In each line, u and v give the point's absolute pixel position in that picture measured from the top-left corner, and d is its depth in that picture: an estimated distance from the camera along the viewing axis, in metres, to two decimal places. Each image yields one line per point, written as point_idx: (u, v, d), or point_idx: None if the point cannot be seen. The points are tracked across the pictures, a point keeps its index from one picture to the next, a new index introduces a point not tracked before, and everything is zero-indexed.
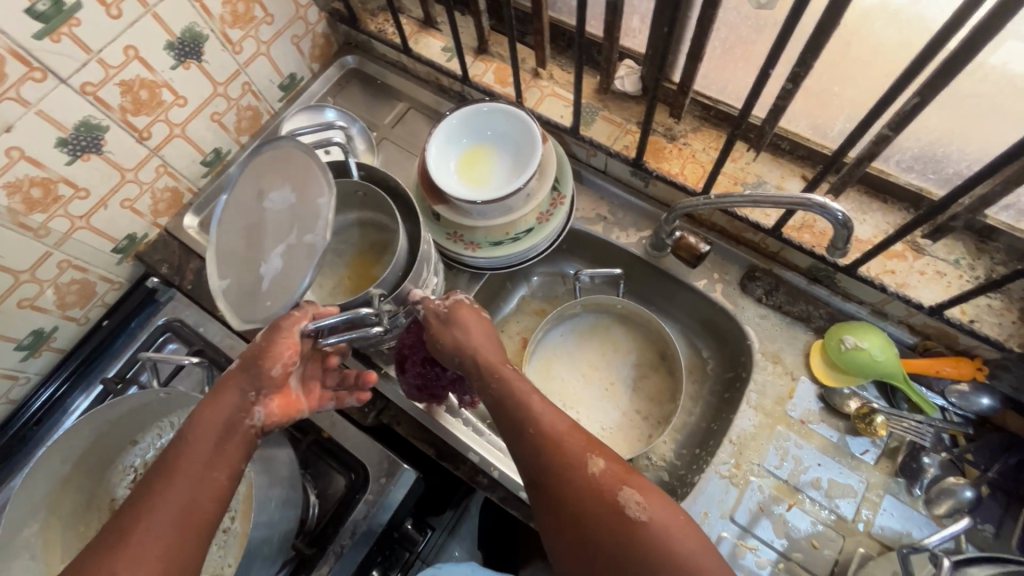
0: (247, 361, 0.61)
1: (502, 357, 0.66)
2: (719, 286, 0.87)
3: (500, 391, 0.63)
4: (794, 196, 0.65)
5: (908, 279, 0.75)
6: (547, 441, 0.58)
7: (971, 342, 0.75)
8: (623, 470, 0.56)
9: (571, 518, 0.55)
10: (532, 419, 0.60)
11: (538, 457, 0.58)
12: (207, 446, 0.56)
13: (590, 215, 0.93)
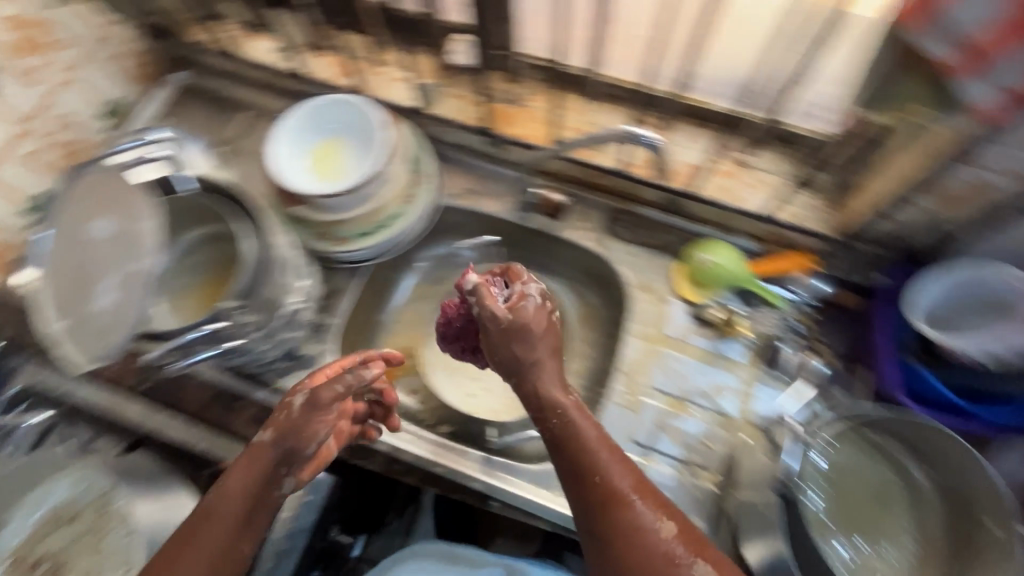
0: (279, 436, 0.62)
1: (564, 391, 0.64)
2: (589, 233, 0.92)
3: (561, 431, 0.61)
4: (612, 130, 0.78)
5: (740, 193, 0.85)
6: (614, 497, 0.57)
7: (803, 239, 0.85)
8: (694, 535, 0.56)
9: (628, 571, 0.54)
10: (606, 470, 0.58)
11: (605, 507, 0.57)
12: (230, 521, 0.57)
13: (459, 191, 0.95)
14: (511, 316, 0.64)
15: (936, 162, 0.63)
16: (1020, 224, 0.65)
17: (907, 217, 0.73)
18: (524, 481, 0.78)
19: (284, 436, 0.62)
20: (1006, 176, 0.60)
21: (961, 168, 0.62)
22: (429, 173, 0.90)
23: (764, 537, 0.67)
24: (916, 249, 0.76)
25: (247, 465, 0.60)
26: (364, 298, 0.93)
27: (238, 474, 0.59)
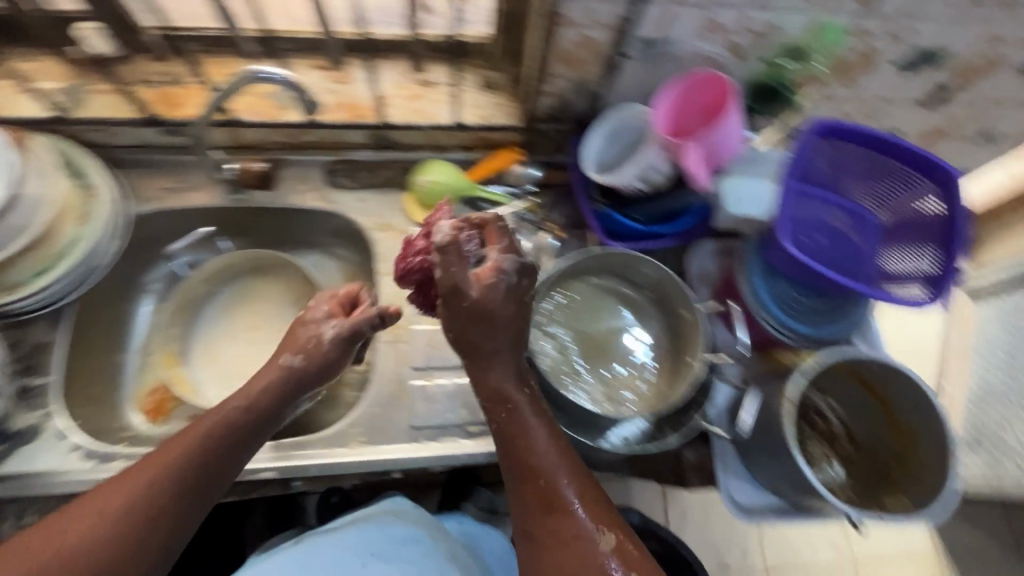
0: (211, 441, 0.60)
1: (530, 399, 0.64)
2: (312, 193, 0.90)
3: (517, 447, 0.61)
4: (238, 74, 0.67)
5: (431, 109, 0.88)
6: (551, 496, 0.58)
7: (501, 135, 0.92)
8: (640, 559, 0.56)
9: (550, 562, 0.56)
10: (545, 464, 0.60)
11: (543, 505, 0.58)
12: (175, 470, 0.57)
13: (157, 192, 0.87)
14: (476, 294, 0.61)
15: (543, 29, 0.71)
16: (628, 66, 0.76)
17: (558, 88, 0.82)
18: (309, 451, 0.76)
19: (243, 403, 0.64)
20: (595, 26, 0.70)
21: (561, 28, 0.70)
22: (103, 185, 0.80)
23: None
24: (583, 115, 0.87)
25: (269, 373, 0.67)
26: (81, 340, 0.82)
27: (270, 376, 0.67)
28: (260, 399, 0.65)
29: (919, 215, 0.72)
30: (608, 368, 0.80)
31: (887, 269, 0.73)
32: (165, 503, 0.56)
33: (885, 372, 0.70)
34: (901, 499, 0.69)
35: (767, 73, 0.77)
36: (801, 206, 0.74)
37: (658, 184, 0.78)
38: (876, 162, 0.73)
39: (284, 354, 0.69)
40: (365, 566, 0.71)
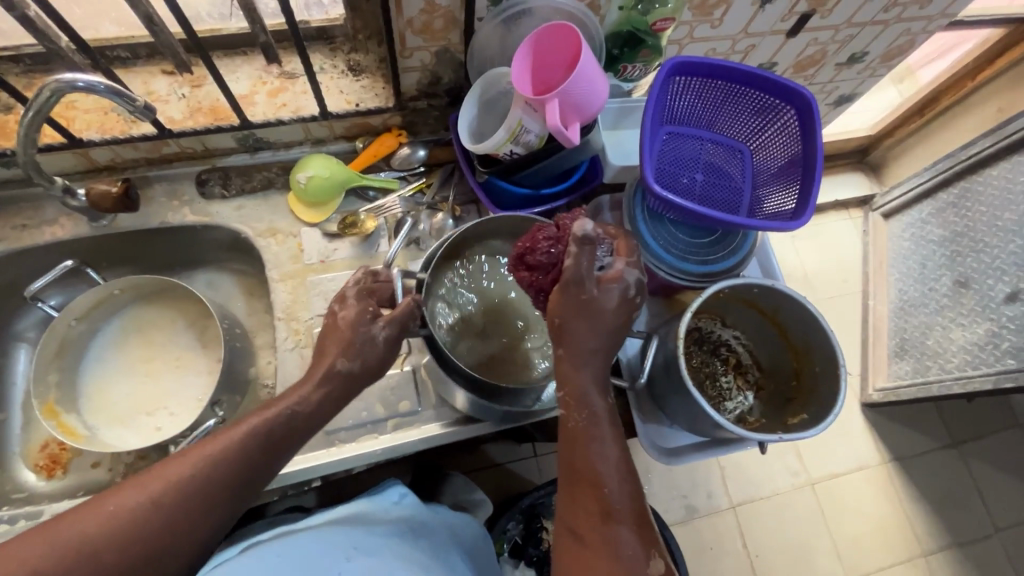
0: (239, 478, 0.53)
1: (615, 420, 0.57)
2: (186, 208, 0.85)
3: (590, 451, 0.54)
4: (44, 86, 0.60)
5: (298, 102, 0.84)
6: (606, 506, 0.52)
7: (378, 119, 0.88)
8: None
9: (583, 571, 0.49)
10: (597, 470, 0.53)
11: (591, 520, 0.51)
12: (204, 491, 0.51)
13: (8, 233, 0.80)
14: (597, 292, 0.57)
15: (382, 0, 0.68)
16: (481, 29, 0.74)
17: (421, 62, 0.79)
18: None
19: (298, 400, 0.57)
20: None
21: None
22: None
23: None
24: (455, 86, 0.85)
25: (320, 382, 0.58)
26: None
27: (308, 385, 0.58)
28: (312, 412, 0.58)
29: (786, 146, 0.74)
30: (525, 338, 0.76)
31: (763, 203, 0.76)
32: (179, 526, 0.49)
33: (769, 296, 0.72)
34: (801, 414, 0.72)
35: (622, 21, 0.77)
36: (673, 147, 0.76)
37: (533, 145, 0.75)
38: (741, 97, 0.74)
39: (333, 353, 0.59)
40: (350, 560, 0.58)
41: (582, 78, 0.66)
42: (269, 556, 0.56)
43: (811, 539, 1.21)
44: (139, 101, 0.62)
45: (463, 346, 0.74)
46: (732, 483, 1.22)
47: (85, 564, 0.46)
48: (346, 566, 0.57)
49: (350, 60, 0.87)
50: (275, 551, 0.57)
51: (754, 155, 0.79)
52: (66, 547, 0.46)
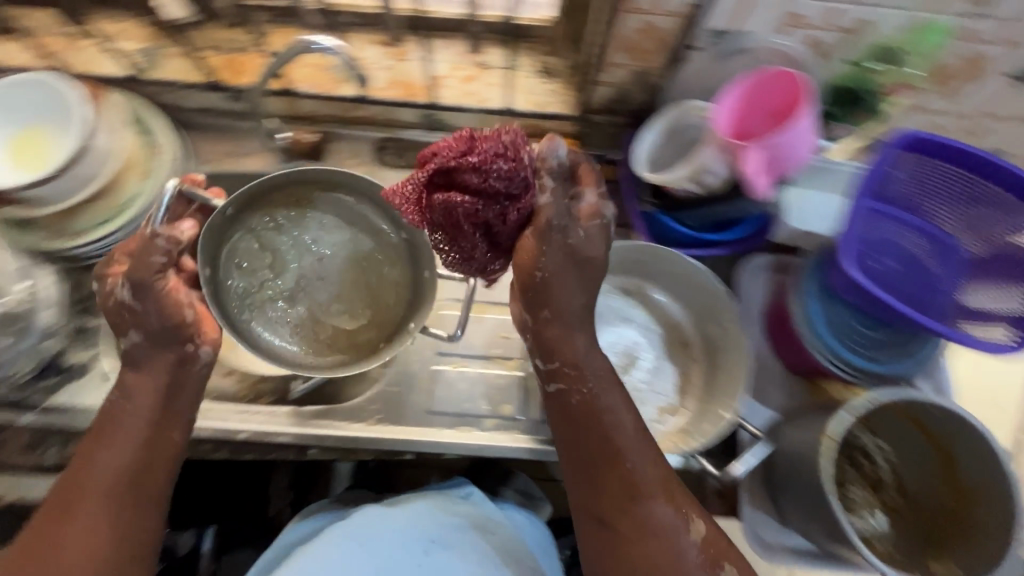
0: (104, 434, 0.61)
1: (609, 379, 0.63)
2: (361, 169, 0.91)
3: (597, 428, 0.61)
4: (292, 42, 0.67)
5: (486, 93, 0.87)
6: (630, 487, 0.58)
7: (553, 125, 0.89)
8: (714, 542, 0.58)
9: (625, 557, 0.58)
10: (625, 455, 0.60)
11: (617, 502, 0.59)
12: (120, 470, 0.59)
13: (217, 156, 0.91)
14: (580, 235, 0.60)
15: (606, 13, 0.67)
16: (692, 57, 0.71)
17: (617, 78, 0.78)
18: (331, 420, 0.77)
19: (119, 399, 0.62)
20: (661, 13, 0.66)
21: (626, 14, 0.66)
22: (168, 144, 0.83)
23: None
24: (642, 109, 0.83)
25: (153, 369, 0.63)
26: None
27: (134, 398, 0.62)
28: (150, 392, 0.63)
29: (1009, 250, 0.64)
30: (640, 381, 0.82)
31: (965, 304, 0.66)
32: (107, 480, 0.59)
33: (945, 421, 0.64)
34: (947, 562, 0.63)
35: (850, 76, 0.70)
36: (870, 224, 0.68)
37: (714, 189, 0.72)
38: (966, 186, 0.66)
39: (127, 327, 0.63)
40: (427, 556, 0.68)
41: (799, 134, 0.61)
42: (358, 542, 0.69)
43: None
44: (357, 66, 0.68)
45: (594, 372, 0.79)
46: None
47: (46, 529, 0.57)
48: (426, 561, 0.68)
49: (543, 62, 0.88)
50: (363, 541, 0.69)
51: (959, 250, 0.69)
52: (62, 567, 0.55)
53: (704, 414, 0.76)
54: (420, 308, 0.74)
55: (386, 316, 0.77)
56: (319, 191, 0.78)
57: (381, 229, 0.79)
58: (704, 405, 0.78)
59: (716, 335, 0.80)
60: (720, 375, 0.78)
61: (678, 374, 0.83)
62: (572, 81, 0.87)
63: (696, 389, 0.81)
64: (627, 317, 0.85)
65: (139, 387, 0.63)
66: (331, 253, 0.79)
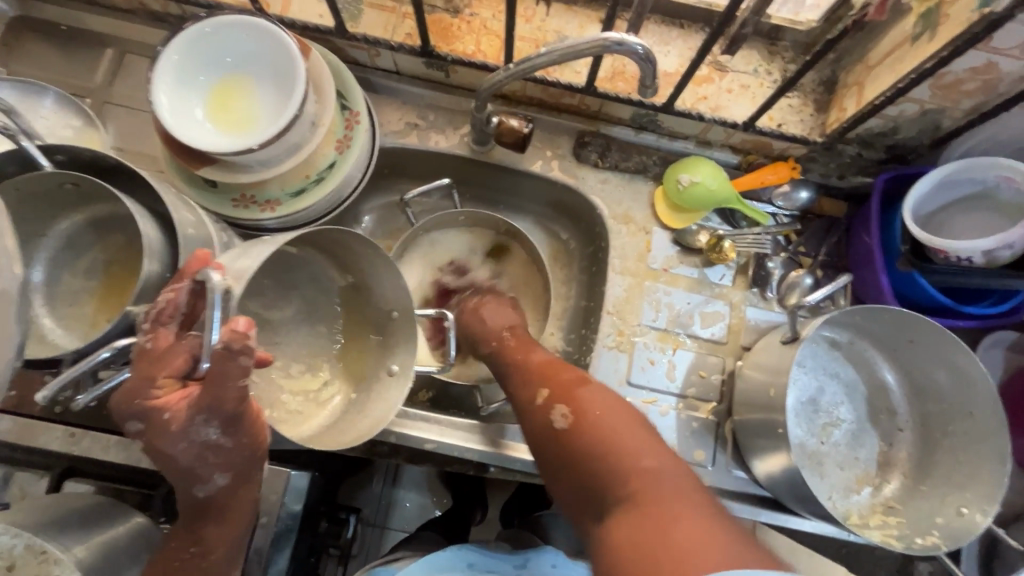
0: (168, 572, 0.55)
1: (505, 328, 0.73)
2: (555, 162, 0.82)
3: (495, 354, 0.71)
4: (588, 39, 0.56)
5: (719, 101, 0.76)
6: (524, 381, 0.65)
7: (783, 146, 0.78)
8: (593, 417, 0.56)
9: (529, 434, 0.61)
10: (512, 363, 0.68)
11: (520, 392, 0.64)
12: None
13: (400, 127, 0.82)
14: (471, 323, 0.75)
15: (949, 46, 0.55)
16: (1015, 107, 0.61)
17: (899, 113, 0.67)
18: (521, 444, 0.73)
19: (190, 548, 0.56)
20: (1014, 55, 0.55)
21: (972, 50, 0.55)
22: (364, 111, 0.74)
23: (774, 451, 0.66)
24: (902, 146, 0.72)
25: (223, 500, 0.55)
26: None
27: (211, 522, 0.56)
28: (224, 544, 0.56)
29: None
30: (843, 446, 0.76)
31: None
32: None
33: None
34: None
35: None
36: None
37: (996, 262, 0.64)
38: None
39: (212, 472, 0.53)
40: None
41: None
42: None
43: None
44: (655, 75, 0.57)
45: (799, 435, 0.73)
46: None
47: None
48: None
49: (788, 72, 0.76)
50: None
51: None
52: None
53: (918, 497, 0.72)
54: (393, 351, 0.68)
55: (358, 369, 0.71)
56: (287, 251, 0.68)
57: (337, 282, 0.72)
58: (916, 486, 0.73)
59: (940, 414, 0.74)
60: (939, 459, 0.72)
61: (880, 443, 0.77)
62: (817, 99, 0.76)
63: (901, 464, 0.76)
64: (833, 371, 0.78)
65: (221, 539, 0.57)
66: (282, 326, 0.71)
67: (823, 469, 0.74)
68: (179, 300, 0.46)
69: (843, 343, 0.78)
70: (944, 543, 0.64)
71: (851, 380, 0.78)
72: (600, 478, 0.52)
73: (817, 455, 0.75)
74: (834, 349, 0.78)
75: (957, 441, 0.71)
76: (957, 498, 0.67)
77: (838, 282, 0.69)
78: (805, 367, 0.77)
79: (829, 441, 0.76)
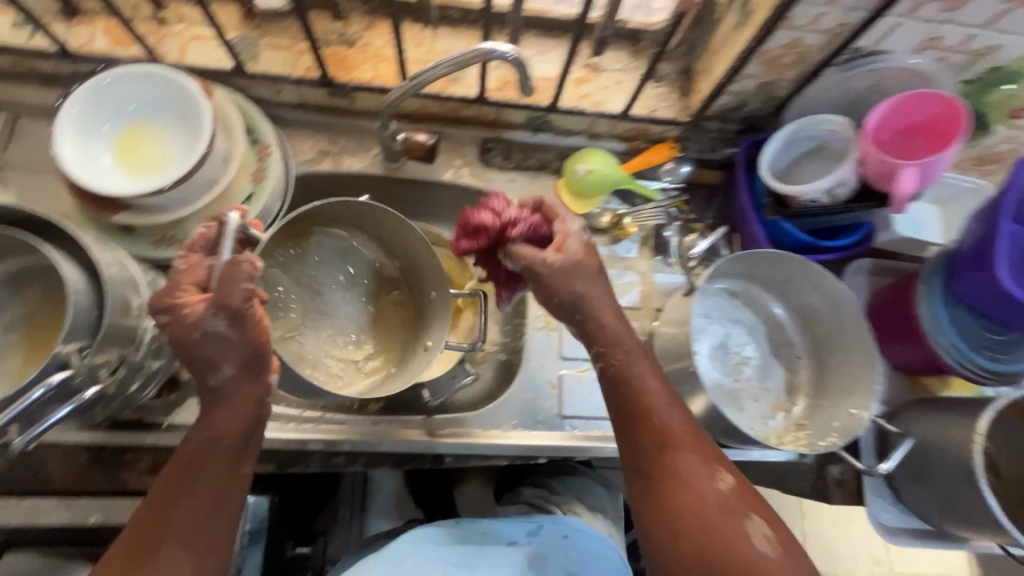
0: (184, 466, 0.53)
1: (665, 390, 0.62)
2: (465, 169, 0.89)
3: (624, 377, 0.62)
4: (467, 51, 0.64)
5: (599, 96, 0.86)
6: (664, 439, 0.60)
7: (660, 129, 0.89)
8: (755, 502, 0.58)
9: (665, 501, 0.58)
10: (668, 420, 0.61)
11: (655, 441, 0.60)
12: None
13: (313, 155, 0.86)
14: (561, 257, 0.62)
15: (761, 28, 0.68)
16: (825, 72, 0.74)
17: (742, 88, 0.79)
18: (473, 429, 0.78)
19: (204, 438, 0.54)
20: (811, 30, 0.68)
21: (779, 30, 0.68)
22: (274, 143, 0.78)
23: (692, 390, 0.75)
24: (753, 117, 0.85)
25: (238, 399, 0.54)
26: None
27: (223, 415, 0.54)
28: (232, 431, 0.54)
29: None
30: (752, 381, 0.86)
31: None
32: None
33: None
34: None
35: (966, 94, 0.75)
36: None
37: (838, 199, 0.76)
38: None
39: (220, 360, 0.53)
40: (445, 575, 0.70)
41: (948, 153, 0.66)
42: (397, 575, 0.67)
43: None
44: (531, 76, 0.66)
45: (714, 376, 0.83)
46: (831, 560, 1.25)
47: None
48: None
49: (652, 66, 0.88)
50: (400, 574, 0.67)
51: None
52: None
53: (820, 411, 0.82)
54: (431, 327, 0.78)
55: (393, 342, 0.82)
56: (339, 235, 0.83)
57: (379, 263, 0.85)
58: (818, 402, 0.84)
59: (825, 337, 0.85)
60: (832, 374, 0.83)
61: (785, 372, 0.87)
62: (680, 86, 0.88)
63: (805, 387, 0.86)
64: (735, 317, 0.88)
65: (216, 432, 0.54)
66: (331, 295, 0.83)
67: (740, 402, 0.84)
68: (209, 232, 0.56)
69: (738, 292, 0.89)
70: (840, 440, 0.75)
71: (753, 324, 0.89)
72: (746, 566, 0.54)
73: (733, 391, 0.85)
74: (733, 297, 0.89)
75: (841, 357, 0.82)
76: (848, 402, 0.79)
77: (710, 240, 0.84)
78: (711, 316, 0.87)
79: (741, 378, 0.86)
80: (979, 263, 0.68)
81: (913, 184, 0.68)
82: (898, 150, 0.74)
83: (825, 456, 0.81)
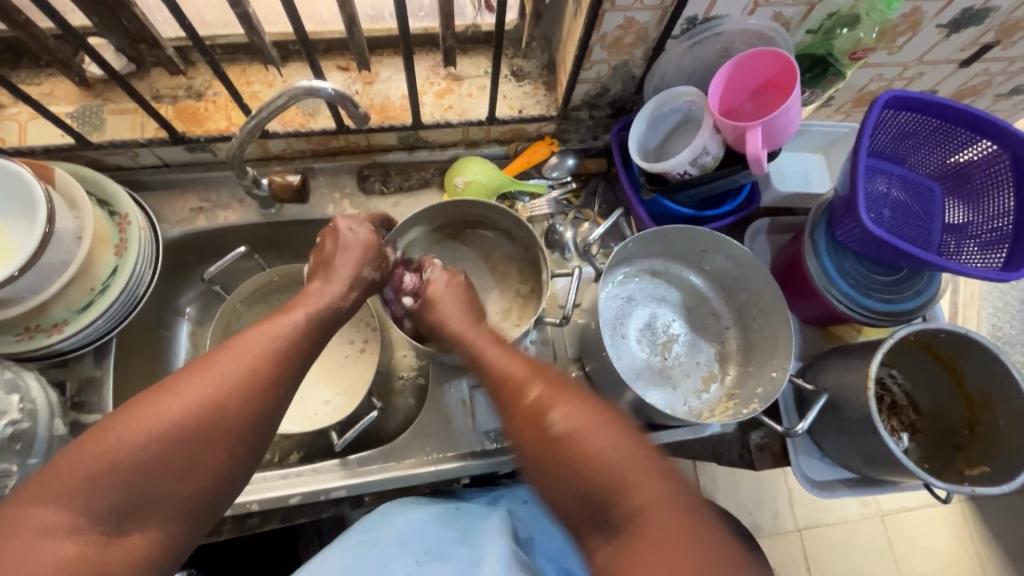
0: (264, 320, 0.60)
1: (495, 338, 0.66)
2: (346, 202, 0.87)
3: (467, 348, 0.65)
4: (284, 91, 0.64)
5: (464, 106, 0.84)
6: (503, 383, 0.59)
7: (535, 127, 0.88)
8: (582, 422, 0.52)
9: (514, 428, 0.55)
10: (499, 363, 0.61)
11: (503, 383, 0.59)
12: (220, 381, 0.53)
13: (186, 215, 0.84)
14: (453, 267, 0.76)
15: (588, 13, 0.67)
16: (670, 47, 0.74)
17: (597, 74, 0.78)
18: (384, 462, 0.75)
19: (332, 301, 0.67)
20: (640, 9, 0.67)
21: (606, 13, 0.67)
22: (133, 211, 0.76)
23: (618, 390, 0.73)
24: (619, 99, 0.85)
25: (345, 280, 0.70)
26: (124, 376, 0.79)
27: (310, 303, 0.65)
28: (338, 288, 0.69)
29: (1003, 209, 0.71)
30: (687, 358, 0.84)
31: (956, 237, 0.75)
32: (245, 417, 0.53)
33: (953, 342, 0.70)
34: (979, 466, 0.69)
35: (812, 44, 0.77)
36: (868, 177, 0.74)
37: (707, 168, 0.75)
38: (953, 140, 0.73)
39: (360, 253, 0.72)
40: (421, 566, 0.61)
41: (789, 108, 0.67)
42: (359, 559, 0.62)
43: (873, 566, 1.25)
44: (358, 105, 0.67)
45: (629, 364, 0.82)
46: (797, 504, 1.27)
47: (169, 449, 0.49)
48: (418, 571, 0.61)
49: (514, 66, 0.86)
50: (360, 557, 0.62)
51: (944, 201, 0.76)
52: (188, 403, 0.51)
53: (749, 377, 0.81)
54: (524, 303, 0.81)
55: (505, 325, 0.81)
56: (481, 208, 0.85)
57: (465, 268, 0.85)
58: (746, 369, 0.82)
59: (748, 302, 0.84)
60: (757, 339, 0.82)
61: (714, 344, 0.86)
62: (545, 81, 0.87)
63: (734, 355, 0.85)
64: (658, 297, 0.87)
65: (314, 317, 0.63)
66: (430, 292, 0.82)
67: (671, 380, 0.83)
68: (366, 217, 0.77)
69: (664, 270, 0.87)
70: (760, 404, 0.73)
71: (685, 302, 0.87)
72: (592, 481, 0.49)
73: (664, 370, 0.83)
74: (662, 276, 0.87)
75: (765, 321, 0.81)
76: (770, 366, 0.77)
77: (613, 218, 0.81)
78: (637, 299, 0.86)
79: (677, 356, 0.84)
80: (848, 209, 0.68)
81: (762, 143, 0.68)
82: (752, 111, 0.74)
83: (748, 422, 0.80)
